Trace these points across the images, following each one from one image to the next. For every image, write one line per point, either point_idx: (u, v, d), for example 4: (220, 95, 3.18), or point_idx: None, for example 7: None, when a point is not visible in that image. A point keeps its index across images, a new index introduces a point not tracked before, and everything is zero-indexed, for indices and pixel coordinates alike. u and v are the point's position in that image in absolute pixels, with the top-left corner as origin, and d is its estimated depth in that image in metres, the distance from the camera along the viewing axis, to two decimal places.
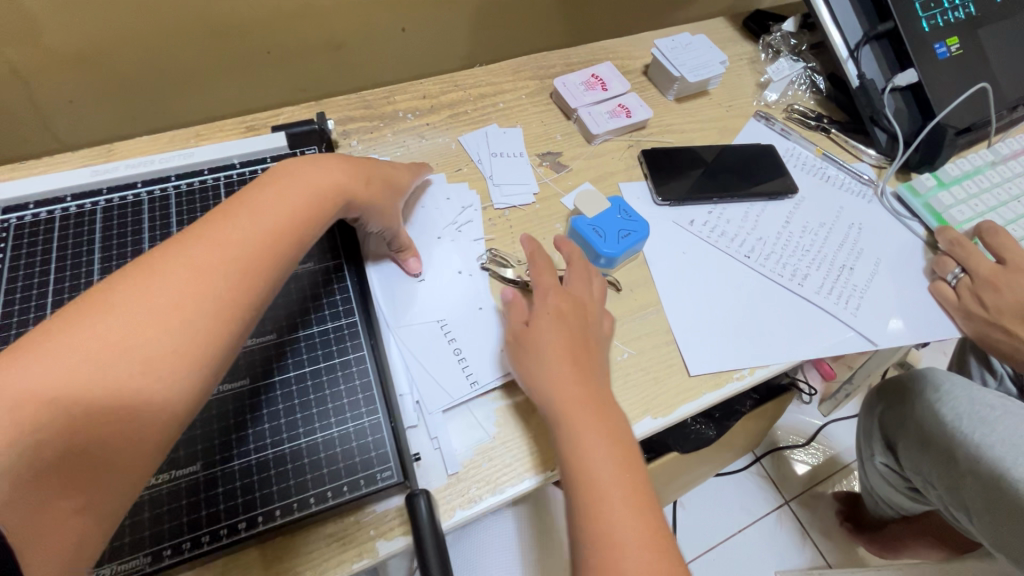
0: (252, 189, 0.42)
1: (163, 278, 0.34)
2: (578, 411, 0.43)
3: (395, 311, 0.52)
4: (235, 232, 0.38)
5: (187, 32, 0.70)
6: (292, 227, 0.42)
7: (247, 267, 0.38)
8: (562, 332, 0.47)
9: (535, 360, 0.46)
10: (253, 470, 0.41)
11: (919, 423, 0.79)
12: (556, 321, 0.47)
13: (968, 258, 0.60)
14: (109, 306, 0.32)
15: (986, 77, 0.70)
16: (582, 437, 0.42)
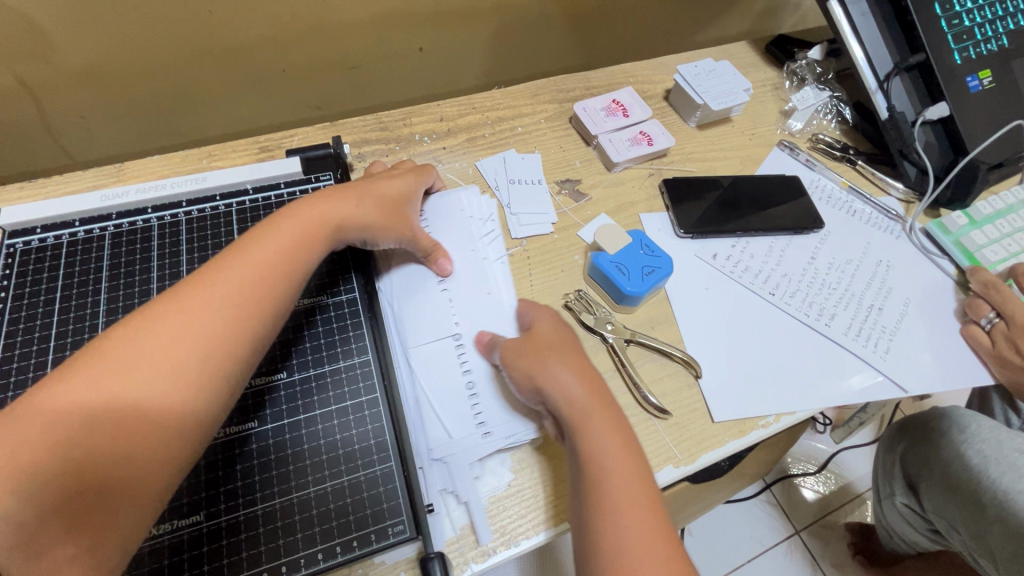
0: (251, 231, 0.42)
1: (155, 324, 0.35)
2: (592, 406, 0.42)
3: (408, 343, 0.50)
4: (229, 278, 0.38)
5: (200, 50, 0.69)
6: (286, 269, 0.41)
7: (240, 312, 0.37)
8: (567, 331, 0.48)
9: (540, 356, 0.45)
10: (259, 521, 0.40)
11: (946, 466, 0.76)
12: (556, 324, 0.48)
13: (1004, 302, 0.57)
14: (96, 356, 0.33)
15: (1019, 112, 0.68)
16: (595, 431, 0.41)
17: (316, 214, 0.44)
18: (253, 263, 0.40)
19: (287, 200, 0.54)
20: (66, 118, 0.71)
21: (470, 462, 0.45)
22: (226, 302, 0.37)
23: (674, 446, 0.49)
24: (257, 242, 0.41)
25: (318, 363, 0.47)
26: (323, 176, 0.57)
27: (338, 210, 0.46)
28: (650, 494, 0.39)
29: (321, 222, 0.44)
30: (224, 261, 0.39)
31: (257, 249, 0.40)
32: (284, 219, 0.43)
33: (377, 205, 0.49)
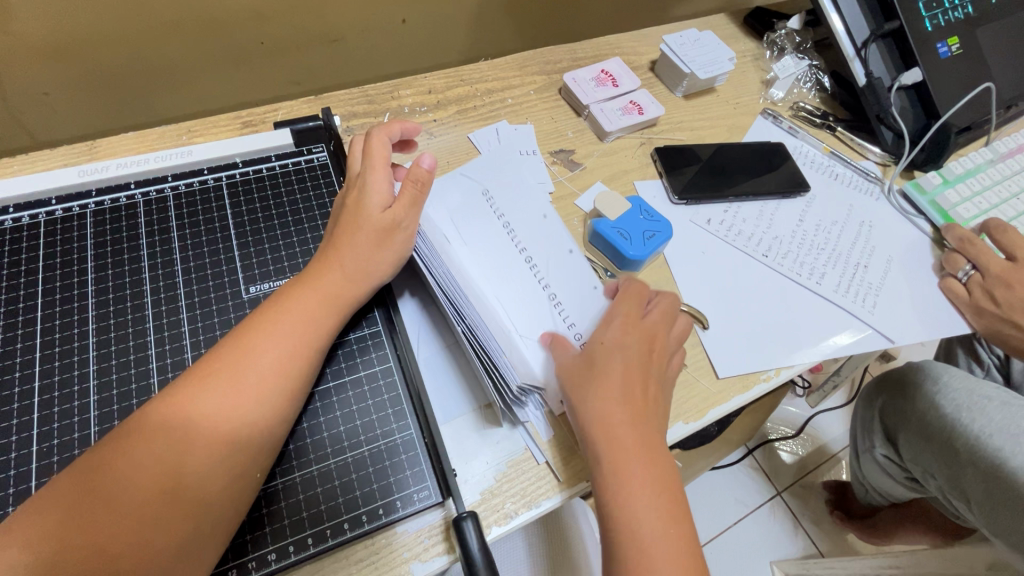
0: (273, 301, 0.40)
1: (184, 402, 0.35)
2: (628, 450, 0.41)
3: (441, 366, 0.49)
4: (259, 353, 0.37)
5: (172, 22, 0.66)
6: (303, 356, 0.39)
7: (258, 392, 0.36)
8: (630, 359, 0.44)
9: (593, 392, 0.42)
10: (280, 495, 0.38)
11: (922, 417, 0.80)
12: (623, 347, 0.44)
13: (978, 254, 0.61)
14: (133, 434, 0.33)
15: (985, 75, 0.71)
16: (629, 479, 0.40)
17: (334, 278, 0.42)
18: (281, 337, 0.38)
19: (280, 173, 0.52)
20: (27, 94, 0.66)
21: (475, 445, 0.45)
22: (257, 380, 0.36)
23: (682, 403, 0.50)
24: (283, 315, 0.39)
25: (344, 354, 0.44)
26: (315, 149, 0.55)
27: (365, 269, 0.43)
28: (680, 532, 0.39)
29: (341, 292, 0.42)
30: (252, 333, 0.38)
31: (284, 320, 0.39)
32: (302, 284, 0.41)
33: (397, 248, 0.45)
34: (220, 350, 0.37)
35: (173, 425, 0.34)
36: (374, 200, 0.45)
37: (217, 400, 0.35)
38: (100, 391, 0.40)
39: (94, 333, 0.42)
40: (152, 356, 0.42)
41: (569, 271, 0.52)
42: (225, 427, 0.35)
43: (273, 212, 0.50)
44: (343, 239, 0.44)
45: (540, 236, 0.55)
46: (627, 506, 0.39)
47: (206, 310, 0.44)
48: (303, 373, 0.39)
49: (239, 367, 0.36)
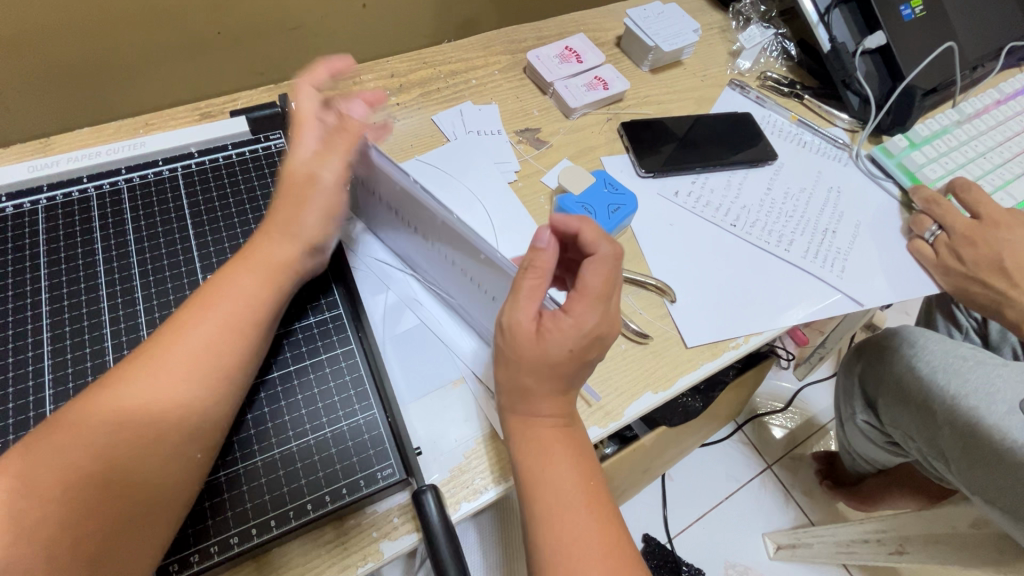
0: (215, 278, 0.40)
1: (122, 389, 0.34)
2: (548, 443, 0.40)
3: (417, 337, 0.49)
4: (191, 332, 0.37)
5: (124, 15, 0.64)
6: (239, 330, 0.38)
7: (193, 371, 0.36)
8: (557, 354, 0.38)
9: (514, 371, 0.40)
10: (242, 479, 0.38)
11: (899, 380, 0.81)
12: (569, 341, 0.38)
13: (944, 214, 0.61)
14: (71, 425, 0.32)
15: (949, 36, 0.71)
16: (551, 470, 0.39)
17: (269, 246, 0.42)
18: (214, 315, 0.38)
19: (236, 161, 0.52)
20: None
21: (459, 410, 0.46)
22: (194, 360, 0.36)
23: (651, 373, 0.50)
24: (221, 291, 0.39)
25: (304, 338, 0.44)
26: (273, 136, 0.54)
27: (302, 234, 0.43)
28: (593, 494, 0.39)
29: (274, 258, 0.41)
30: (185, 313, 0.38)
31: (218, 297, 0.39)
32: (242, 258, 0.41)
33: (320, 206, 0.43)
34: (155, 335, 0.37)
35: (112, 414, 0.33)
36: (297, 156, 0.43)
37: (147, 383, 0.35)
38: (55, 384, 0.40)
39: (48, 328, 0.42)
40: (108, 348, 0.41)
41: (454, 238, 0.42)
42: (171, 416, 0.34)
43: (230, 200, 0.50)
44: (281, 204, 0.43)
45: (412, 203, 0.43)
46: (539, 467, 0.39)
47: (163, 300, 0.44)
48: (239, 348, 0.38)
49: (170, 350, 0.36)
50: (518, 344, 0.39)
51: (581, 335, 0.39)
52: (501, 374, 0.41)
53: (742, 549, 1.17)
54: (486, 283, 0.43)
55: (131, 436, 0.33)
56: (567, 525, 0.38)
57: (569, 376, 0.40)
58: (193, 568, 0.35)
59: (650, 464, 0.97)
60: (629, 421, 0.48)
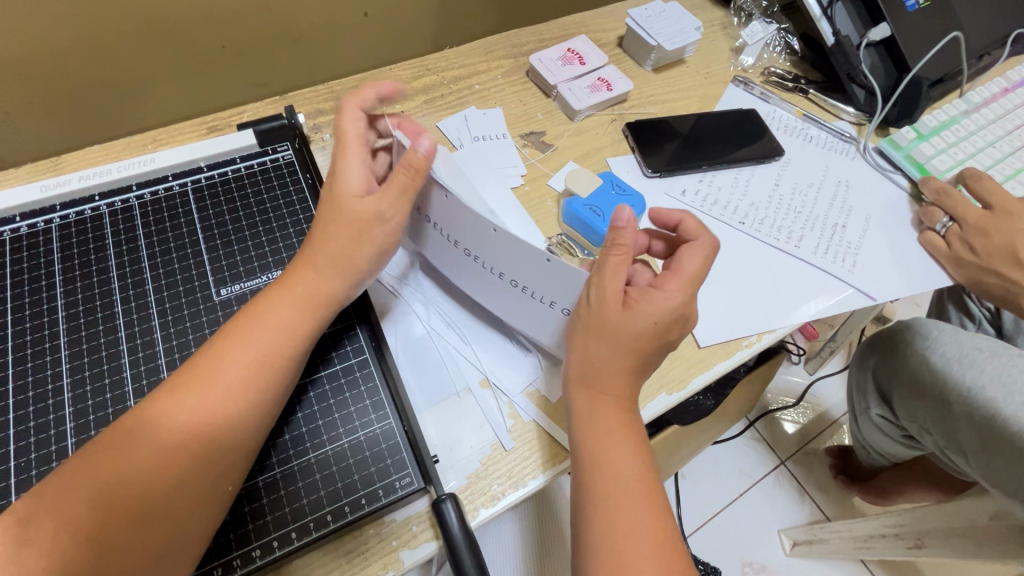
0: (253, 304, 0.40)
1: (156, 411, 0.34)
2: (605, 420, 0.40)
3: (453, 358, 0.48)
4: (232, 364, 0.37)
5: (128, 32, 0.65)
6: (279, 363, 0.38)
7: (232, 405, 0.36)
8: (640, 332, 0.39)
9: (603, 343, 0.40)
10: (262, 492, 0.38)
11: (913, 373, 0.80)
12: (654, 323, 0.39)
13: (955, 205, 0.60)
14: (103, 444, 0.33)
15: (954, 25, 0.70)
16: (605, 447, 0.39)
17: (311, 277, 0.41)
18: (254, 347, 0.38)
19: (245, 174, 0.52)
20: None
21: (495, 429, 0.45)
22: (225, 387, 0.36)
23: (665, 374, 0.50)
24: (258, 319, 0.39)
25: (320, 349, 0.44)
26: (280, 147, 0.54)
27: (347, 262, 0.41)
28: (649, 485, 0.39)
29: (315, 292, 0.41)
30: (227, 342, 0.38)
31: (257, 328, 0.38)
32: (284, 287, 0.40)
33: (379, 242, 0.43)
34: (195, 361, 0.37)
35: (139, 435, 0.33)
36: (350, 185, 0.42)
37: (186, 413, 0.35)
38: (75, 402, 0.40)
39: (66, 346, 0.42)
40: (125, 365, 0.42)
41: (516, 253, 0.42)
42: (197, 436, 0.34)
43: (241, 213, 0.50)
44: (321, 233, 0.42)
45: (467, 219, 0.42)
46: (603, 454, 0.39)
47: (178, 315, 0.44)
48: (277, 381, 0.38)
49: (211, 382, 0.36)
50: (605, 315, 0.39)
51: (667, 312, 0.40)
52: (573, 355, 0.41)
53: (757, 547, 1.16)
54: (542, 292, 0.43)
55: (156, 455, 0.33)
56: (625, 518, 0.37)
57: (648, 355, 0.40)
58: None
59: (663, 464, 0.96)
60: (644, 423, 0.48)
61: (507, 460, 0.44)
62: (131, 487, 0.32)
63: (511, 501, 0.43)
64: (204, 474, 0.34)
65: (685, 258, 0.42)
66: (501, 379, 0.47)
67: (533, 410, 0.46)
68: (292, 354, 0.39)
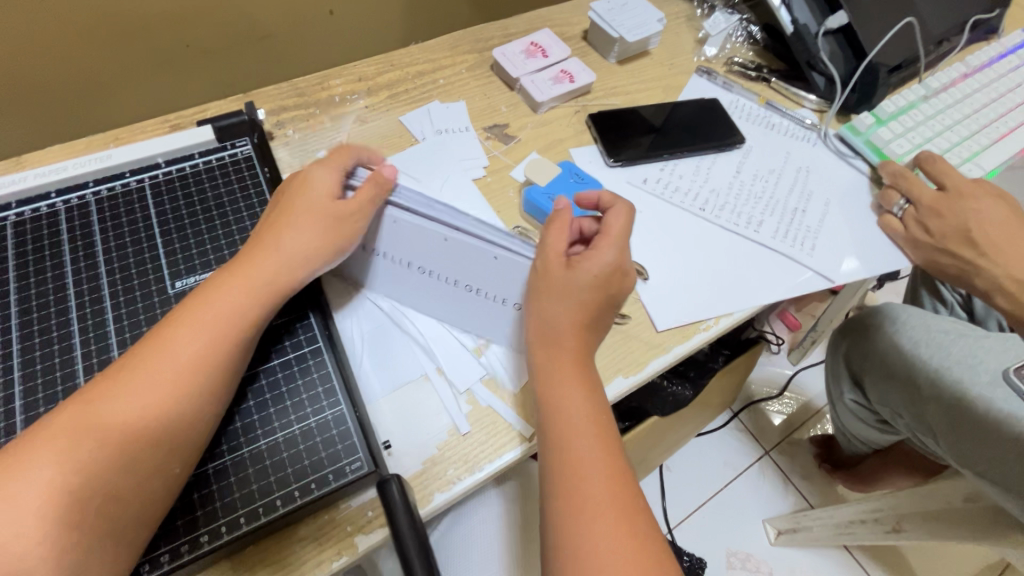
0: (196, 292, 0.40)
1: (99, 398, 0.35)
2: (562, 369, 0.41)
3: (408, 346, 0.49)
4: (177, 351, 0.37)
5: (91, 32, 0.65)
6: (228, 348, 0.39)
7: (177, 390, 0.36)
8: (571, 309, 0.42)
9: (549, 300, 0.42)
10: (211, 479, 0.38)
11: (883, 357, 0.81)
12: (588, 298, 0.42)
13: (910, 187, 0.61)
14: (41, 430, 0.33)
15: (911, 12, 0.71)
16: (562, 394, 0.40)
17: (262, 264, 0.41)
18: (199, 333, 0.38)
19: (202, 169, 0.52)
20: None
21: (447, 414, 0.46)
22: (171, 374, 0.36)
23: (623, 358, 0.51)
24: (204, 305, 0.39)
25: (272, 337, 0.44)
26: (239, 142, 0.54)
27: (297, 252, 0.43)
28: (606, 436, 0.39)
29: (264, 279, 0.41)
30: (173, 328, 0.38)
31: (203, 315, 0.39)
32: (231, 275, 0.41)
33: (341, 239, 0.44)
34: (140, 347, 0.37)
35: (79, 421, 0.34)
36: (319, 190, 0.45)
37: (128, 399, 0.35)
38: (25, 395, 0.40)
39: (18, 340, 0.42)
40: (77, 359, 0.42)
41: (463, 253, 0.46)
42: (140, 419, 0.35)
43: (198, 208, 0.50)
44: (282, 219, 0.44)
45: (417, 234, 0.47)
46: (552, 394, 0.41)
47: (131, 308, 0.44)
48: (226, 365, 0.38)
49: (155, 367, 0.36)
50: (549, 272, 0.43)
51: (604, 266, 0.43)
52: (530, 320, 0.43)
53: (742, 536, 1.17)
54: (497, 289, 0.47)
55: (98, 439, 0.33)
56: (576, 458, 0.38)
57: (595, 310, 0.43)
58: (164, 567, 0.36)
59: (643, 455, 0.97)
60: None
61: (464, 445, 0.45)
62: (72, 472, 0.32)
63: (464, 486, 0.43)
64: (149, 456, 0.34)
65: (617, 221, 0.45)
66: (454, 367, 0.48)
67: (486, 393, 0.47)
68: (241, 342, 0.40)
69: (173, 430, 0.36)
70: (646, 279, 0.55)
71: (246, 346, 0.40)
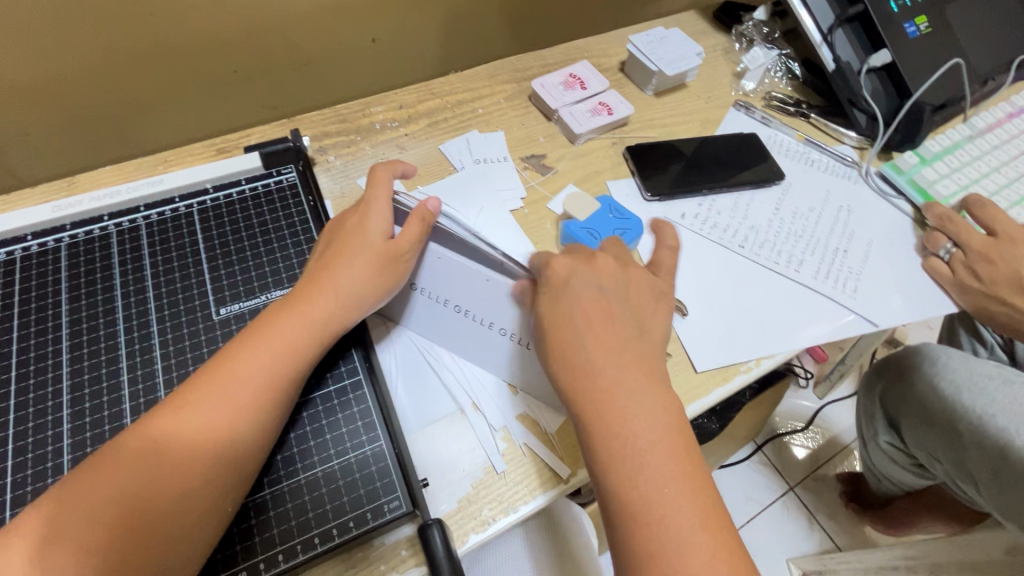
0: (253, 327, 0.41)
1: (154, 430, 0.35)
2: (616, 382, 0.39)
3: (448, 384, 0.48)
4: (233, 384, 0.37)
5: (145, 57, 0.67)
6: (281, 383, 0.39)
7: (231, 424, 0.36)
8: (598, 327, 0.41)
9: (576, 330, 0.41)
10: (251, 512, 0.38)
11: (922, 401, 0.78)
12: (602, 305, 0.42)
13: (959, 231, 0.60)
14: (95, 463, 0.33)
15: (956, 52, 0.71)
16: (621, 406, 0.39)
17: (319, 301, 0.42)
18: (253, 367, 0.38)
19: (249, 196, 0.53)
20: (11, 138, 0.68)
21: (486, 454, 0.45)
22: (222, 407, 0.37)
23: None
24: (262, 340, 0.40)
25: (318, 368, 0.44)
26: (284, 170, 0.55)
27: (354, 292, 0.43)
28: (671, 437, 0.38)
29: (320, 316, 0.42)
30: (230, 362, 0.38)
31: (260, 348, 0.39)
32: (288, 310, 0.41)
33: (393, 275, 0.45)
34: (197, 379, 0.38)
35: (133, 453, 0.34)
36: (375, 229, 0.45)
37: (182, 431, 0.35)
38: (73, 419, 0.41)
39: (68, 363, 0.43)
40: (124, 383, 0.42)
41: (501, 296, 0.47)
42: (191, 453, 0.35)
43: (243, 235, 0.51)
44: (339, 259, 0.44)
45: (454, 269, 0.48)
46: (609, 407, 0.39)
47: (178, 334, 0.45)
48: (277, 400, 0.39)
49: (211, 400, 0.37)
50: (559, 303, 0.43)
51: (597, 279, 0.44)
52: (560, 359, 0.41)
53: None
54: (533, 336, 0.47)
55: (151, 472, 0.34)
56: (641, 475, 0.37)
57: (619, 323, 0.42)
58: None
59: None
60: None
61: (500, 486, 0.44)
62: (124, 505, 0.32)
63: (499, 527, 0.42)
64: (198, 489, 0.34)
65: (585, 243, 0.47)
66: (495, 404, 0.47)
67: (522, 431, 0.46)
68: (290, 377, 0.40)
69: (221, 464, 0.36)
70: (686, 316, 0.55)
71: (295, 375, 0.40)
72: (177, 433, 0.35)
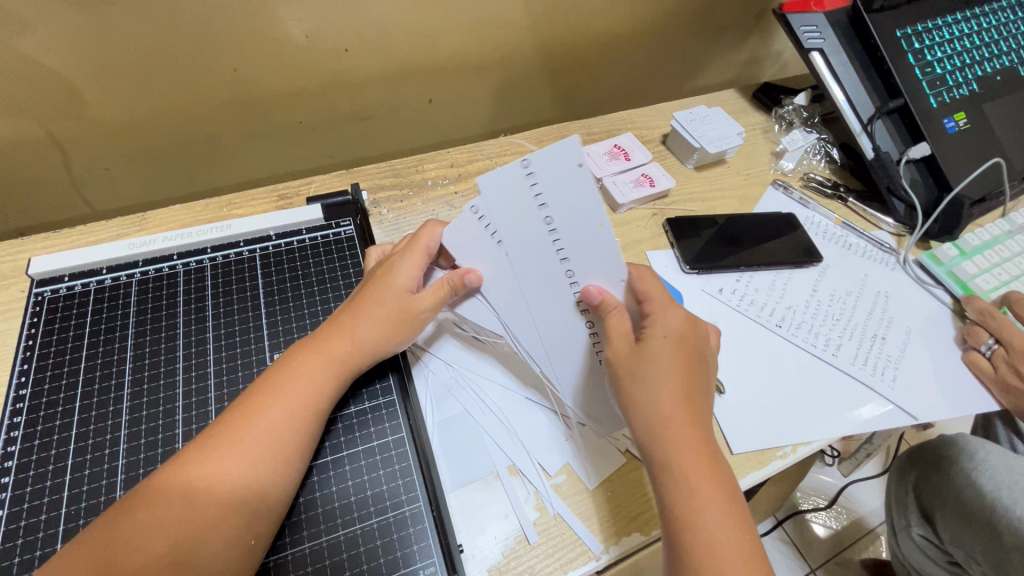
0: (280, 367, 0.43)
1: (197, 468, 0.38)
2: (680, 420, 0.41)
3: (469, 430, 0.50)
4: (262, 424, 0.40)
5: (221, 104, 0.73)
6: (308, 422, 0.41)
7: (262, 463, 0.39)
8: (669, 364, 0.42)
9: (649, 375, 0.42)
10: (290, 565, 0.40)
11: (960, 494, 0.75)
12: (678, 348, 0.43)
13: (1001, 328, 0.60)
14: (149, 496, 0.36)
15: (996, 149, 0.72)
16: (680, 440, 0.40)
17: (340, 346, 0.45)
18: (284, 407, 0.41)
19: (308, 245, 0.56)
20: (90, 169, 0.74)
21: (507, 510, 0.46)
22: (255, 448, 0.39)
23: None
24: (287, 380, 0.42)
25: (339, 405, 0.47)
26: (343, 223, 0.58)
27: (374, 338, 0.46)
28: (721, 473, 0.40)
29: (343, 357, 0.44)
30: (259, 401, 0.41)
31: (289, 387, 0.42)
32: (312, 350, 0.44)
33: (411, 327, 0.47)
34: (230, 417, 0.40)
35: (179, 489, 0.37)
36: (398, 282, 0.47)
37: (218, 468, 0.38)
38: (128, 455, 0.42)
39: (128, 397, 0.45)
40: (179, 422, 0.44)
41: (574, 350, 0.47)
42: (239, 494, 0.37)
43: (301, 283, 0.53)
44: (360, 309, 0.46)
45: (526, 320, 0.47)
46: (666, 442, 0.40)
47: (232, 376, 0.47)
48: (303, 437, 0.41)
49: (246, 439, 0.39)
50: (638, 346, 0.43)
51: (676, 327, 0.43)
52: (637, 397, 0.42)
53: None
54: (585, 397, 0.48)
55: (192, 509, 0.36)
56: (699, 496, 0.38)
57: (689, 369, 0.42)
58: None
59: None
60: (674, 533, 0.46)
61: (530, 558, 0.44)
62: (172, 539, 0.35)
63: None
64: (232, 528, 0.37)
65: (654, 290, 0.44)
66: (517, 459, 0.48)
67: (556, 499, 0.46)
68: (316, 414, 0.42)
69: (256, 505, 0.38)
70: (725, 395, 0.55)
71: (322, 420, 0.43)
72: (212, 470, 0.38)
